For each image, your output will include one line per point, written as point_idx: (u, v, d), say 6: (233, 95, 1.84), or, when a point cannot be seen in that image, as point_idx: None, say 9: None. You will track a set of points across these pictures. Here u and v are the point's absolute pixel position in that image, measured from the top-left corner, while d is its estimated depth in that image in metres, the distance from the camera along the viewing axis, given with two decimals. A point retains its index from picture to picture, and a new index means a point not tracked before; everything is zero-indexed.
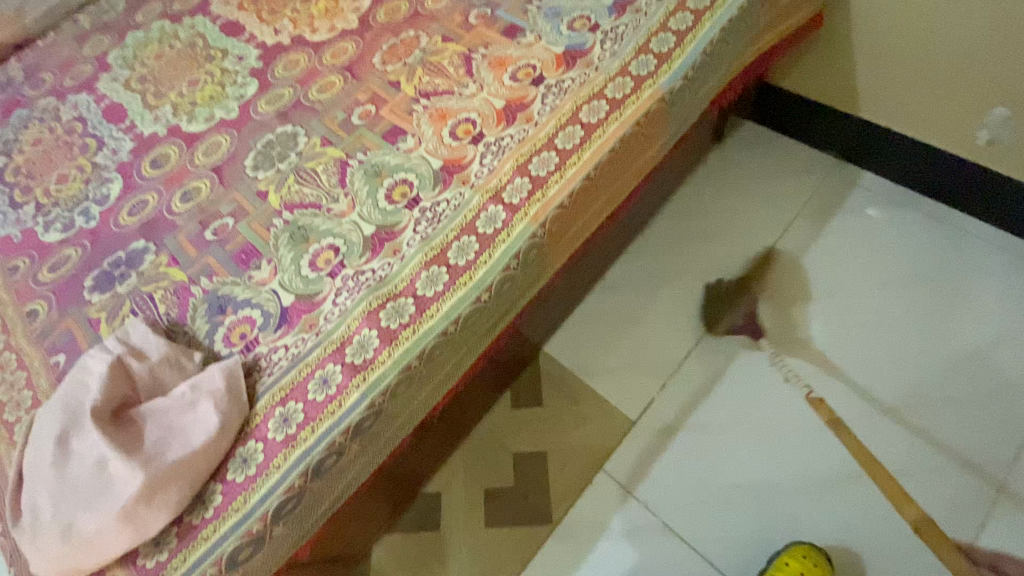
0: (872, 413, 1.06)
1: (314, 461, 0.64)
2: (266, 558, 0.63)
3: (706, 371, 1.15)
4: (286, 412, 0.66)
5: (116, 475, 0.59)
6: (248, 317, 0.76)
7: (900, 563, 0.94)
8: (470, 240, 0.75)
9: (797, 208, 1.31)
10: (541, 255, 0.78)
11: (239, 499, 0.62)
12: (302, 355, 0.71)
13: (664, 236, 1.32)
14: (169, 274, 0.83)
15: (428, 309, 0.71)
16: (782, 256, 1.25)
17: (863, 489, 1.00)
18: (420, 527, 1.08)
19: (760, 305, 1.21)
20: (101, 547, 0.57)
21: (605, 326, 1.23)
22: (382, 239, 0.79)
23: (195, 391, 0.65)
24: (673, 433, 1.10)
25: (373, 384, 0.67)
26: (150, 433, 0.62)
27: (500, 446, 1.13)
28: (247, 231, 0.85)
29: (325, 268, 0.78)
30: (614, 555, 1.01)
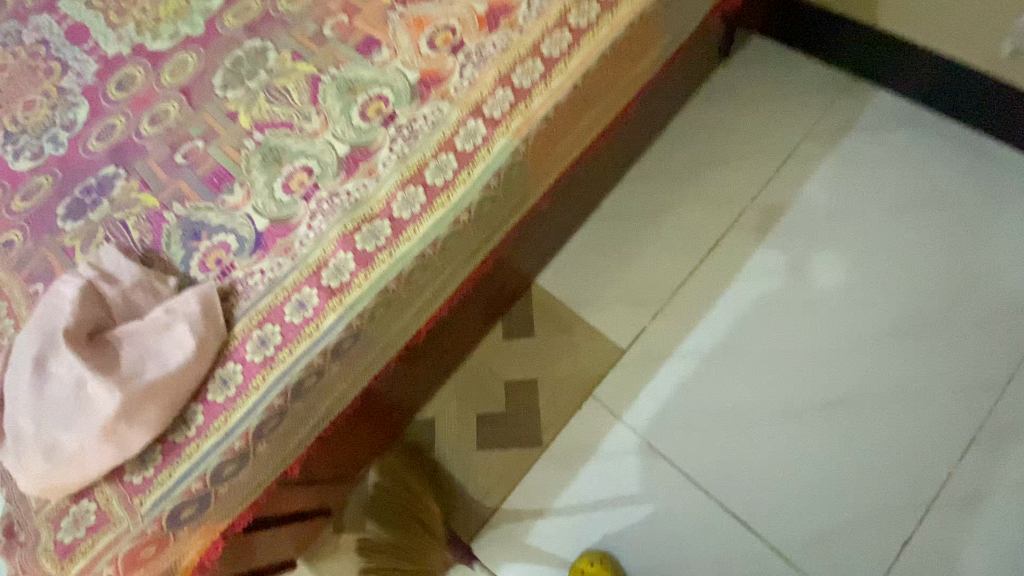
0: (865, 340, 1.05)
1: (292, 382, 0.64)
2: (252, 474, 0.65)
3: (699, 300, 1.13)
4: (263, 335, 0.66)
5: (94, 395, 0.59)
6: (223, 242, 0.74)
7: (883, 482, 0.96)
8: (448, 158, 0.71)
9: (805, 130, 1.24)
10: (524, 173, 0.74)
11: (220, 418, 0.63)
12: (279, 280, 0.69)
13: (663, 162, 1.25)
14: (140, 201, 0.81)
15: (404, 231, 0.68)
16: (785, 182, 1.20)
17: (850, 413, 1.01)
18: (415, 451, 1.12)
19: (760, 233, 1.17)
20: (85, 463, 0.58)
21: (599, 256, 1.20)
22: (357, 158, 0.74)
23: (170, 314, 0.64)
24: (663, 361, 1.10)
25: (349, 307, 0.66)
26: (127, 355, 0.62)
27: (492, 376, 1.14)
28: (217, 153, 0.81)
29: (299, 190, 0.74)
30: (599, 478, 1.04)
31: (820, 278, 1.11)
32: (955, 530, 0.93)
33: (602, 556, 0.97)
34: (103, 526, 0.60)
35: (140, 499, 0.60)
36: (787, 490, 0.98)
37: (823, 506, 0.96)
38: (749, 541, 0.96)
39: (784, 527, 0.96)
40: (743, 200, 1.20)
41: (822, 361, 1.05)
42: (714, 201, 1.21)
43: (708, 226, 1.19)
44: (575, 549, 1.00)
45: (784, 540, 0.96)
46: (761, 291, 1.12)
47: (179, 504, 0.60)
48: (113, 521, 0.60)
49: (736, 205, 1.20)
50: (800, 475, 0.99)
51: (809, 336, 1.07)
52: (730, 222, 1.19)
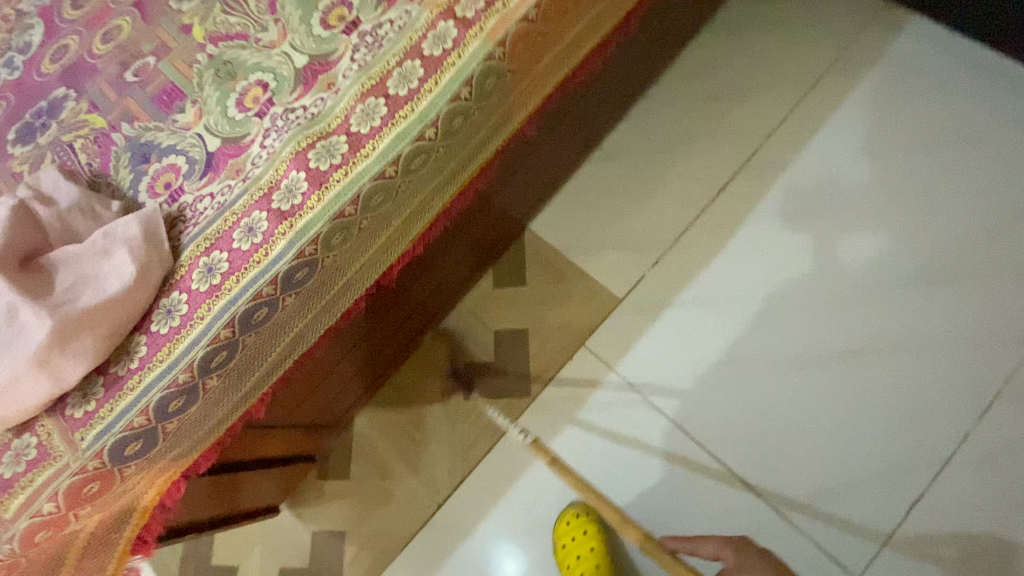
0: (885, 289, 0.97)
1: (240, 312, 0.59)
2: (202, 409, 0.61)
3: (705, 246, 1.05)
4: (210, 262, 0.60)
5: (26, 323, 0.54)
6: (173, 165, 0.67)
7: (894, 439, 0.90)
8: (413, 66, 0.62)
9: (831, 59, 1.11)
10: (501, 85, 0.65)
11: (164, 350, 0.58)
12: (228, 204, 0.62)
13: (673, 96, 1.14)
14: (89, 122, 0.74)
15: (363, 148, 0.61)
16: (806, 117, 1.09)
17: (865, 367, 0.94)
18: (400, 400, 1.07)
19: (774, 173, 1.07)
20: (18, 396, 0.54)
21: (598, 199, 1.11)
22: (316, 71, 0.67)
23: (108, 238, 0.59)
24: (663, 310, 1.03)
25: (301, 232, 0.59)
26: (61, 280, 0.57)
27: (480, 324, 1.08)
28: (169, 70, 0.74)
29: (253, 107, 0.67)
30: (590, 429, 0.99)
31: (838, 222, 1.02)
32: (970, 490, 0.86)
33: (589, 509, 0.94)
34: (43, 461, 0.56)
35: (81, 433, 0.56)
36: (790, 446, 0.92)
37: (828, 464, 0.90)
38: (746, 496, 0.91)
39: (784, 484, 0.91)
40: (758, 137, 1.09)
41: (835, 312, 0.97)
42: (726, 138, 1.10)
43: (718, 166, 1.09)
44: (562, 501, 0.97)
45: (784, 497, 0.90)
46: (772, 236, 1.03)
47: (122, 439, 0.57)
48: (55, 456, 0.56)
49: (750, 142, 1.09)
50: (804, 431, 0.92)
51: (823, 285, 0.99)
52: (742, 162, 1.08)
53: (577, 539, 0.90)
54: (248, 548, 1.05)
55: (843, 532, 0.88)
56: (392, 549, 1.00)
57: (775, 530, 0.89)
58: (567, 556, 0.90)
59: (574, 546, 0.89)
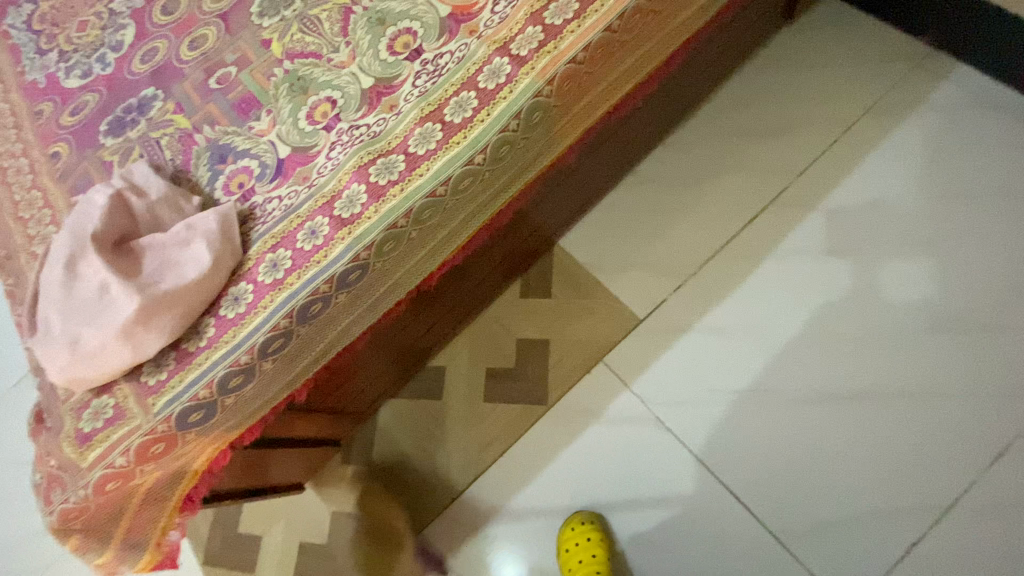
0: (902, 334, 0.99)
1: (299, 305, 0.66)
2: (256, 389, 0.68)
3: (728, 275, 1.09)
4: (275, 258, 0.68)
5: (115, 298, 0.62)
6: (247, 167, 0.75)
7: (898, 481, 0.92)
8: (469, 96, 0.69)
9: (868, 104, 1.14)
10: (548, 119, 0.71)
11: (229, 333, 0.65)
12: (295, 207, 0.70)
13: (710, 128, 1.18)
14: (174, 121, 0.83)
15: (418, 167, 0.67)
16: (838, 159, 1.12)
17: (875, 408, 0.96)
18: (423, 395, 1.14)
19: (803, 211, 1.10)
20: (105, 360, 0.62)
21: (629, 222, 1.15)
22: (380, 92, 0.74)
23: (190, 230, 0.67)
24: (681, 334, 1.07)
25: (358, 238, 0.66)
26: (148, 263, 0.65)
27: (504, 331, 1.14)
28: (249, 80, 0.82)
29: (322, 121, 0.75)
30: (601, 441, 1.03)
31: (859, 263, 1.05)
32: (970, 539, 0.88)
33: (592, 517, 0.98)
34: (119, 420, 0.64)
35: (153, 399, 0.64)
36: (794, 478, 0.95)
37: (830, 497, 0.93)
38: (744, 522, 0.95)
39: (787, 514, 0.94)
40: (789, 174, 1.13)
41: (851, 351, 1.00)
42: (757, 174, 1.14)
43: (748, 199, 1.13)
44: (569, 507, 1.02)
45: (783, 525, 0.93)
46: (794, 272, 1.07)
47: (187, 408, 0.64)
48: (129, 416, 0.64)
49: (780, 178, 1.13)
50: (810, 462, 0.96)
51: (840, 323, 1.02)
52: (772, 197, 1.12)
53: (580, 544, 0.94)
54: (272, 521, 1.13)
55: (839, 566, 0.90)
56: (405, 535, 1.06)
57: (772, 558, 0.92)
58: (568, 558, 0.94)
59: (579, 548, 0.94)
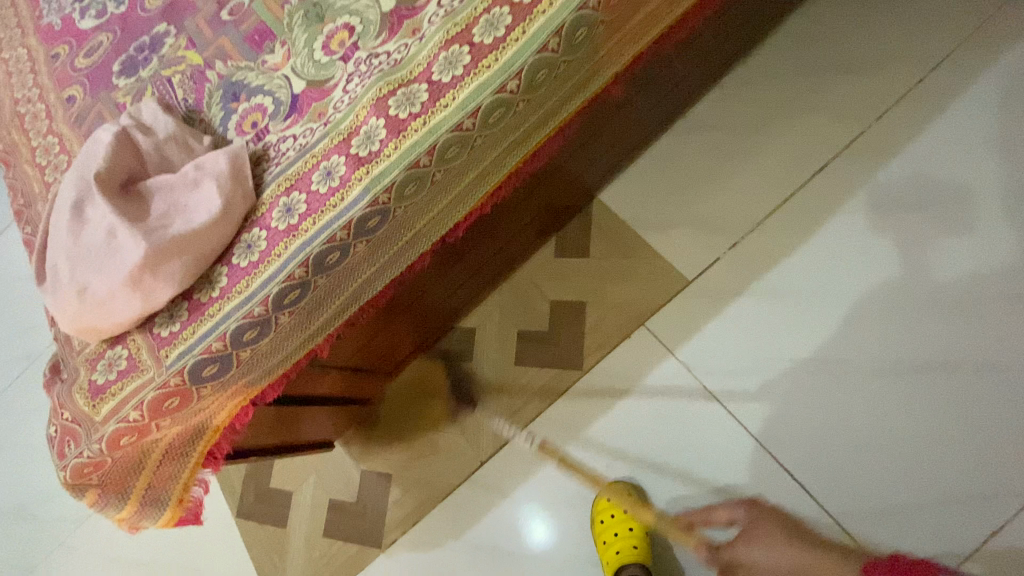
0: (994, 301, 0.87)
1: (314, 253, 0.60)
2: (272, 344, 0.64)
3: (789, 233, 0.97)
4: (289, 202, 0.62)
5: (121, 243, 0.57)
6: (260, 105, 0.69)
7: (979, 464, 0.82)
8: (501, 12, 0.59)
9: (965, 35, 0.98)
10: (592, 39, 0.61)
11: (242, 283, 0.61)
12: (310, 146, 0.63)
13: (775, 65, 1.04)
14: (186, 58, 0.77)
15: (443, 98, 0.59)
16: (926, 100, 0.97)
17: (956, 383, 0.85)
18: (452, 357, 1.09)
19: (880, 161, 0.96)
20: (114, 310, 0.59)
21: (678, 174, 1.04)
22: (402, 15, 0.65)
23: (199, 171, 0.61)
24: (734, 298, 0.97)
25: (376, 179, 0.59)
26: (156, 206, 0.60)
27: (538, 292, 1.07)
28: (262, 10, 0.75)
29: (338, 51, 0.67)
30: (640, 410, 0.96)
31: (945, 219, 0.92)
32: None
33: (631, 488, 0.91)
34: (132, 372, 0.61)
35: (166, 351, 0.61)
36: (857, 456, 0.86)
37: (898, 479, 0.84)
38: (798, 500, 0.87)
39: (847, 496, 0.85)
40: (867, 118, 0.99)
41: (931, 320, 0.88)
42: (828, 117, 1.00)
43: (817, 147, 0.99)
44: (604, 478, 0.96)
45: (843, 508, 0.85)
46: (867, 231, 0.94)
47: (200, 361, 0.60)
48: (142, 369, 0.61)
49: (857, 122, 0.99)
50: (876, 439, 0.86)
51: (919, 288, 0.90)
52: (845, 144, 0.98)
53: (615, 517, 0.89)
54: (301, 479, 1.12)
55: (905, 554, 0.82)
56: (434, 497, 1.03)
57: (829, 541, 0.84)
58: (602, 531, 0.90)
59: (613, 521, 0.89)
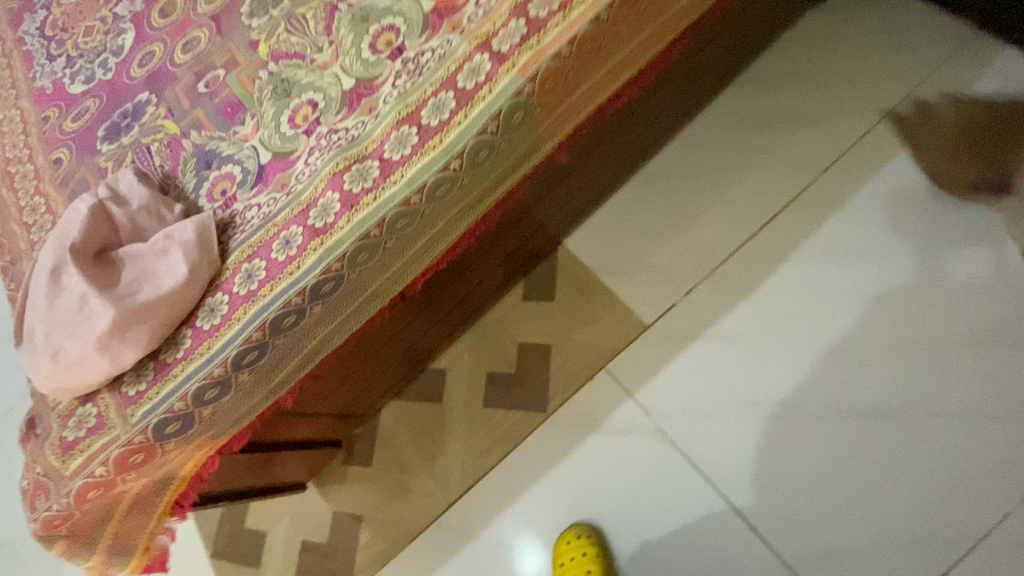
0: (934, 349, 0.92)
1: (270, 318, 0.64)
2: (233, 400, 0.68)
3: (743, 279, 1.02)
4: (250, 268, 0.66)
5: (92, 309, 0.62)
6: (229, 173, 0.74)
7: (920, 507, 0.86)
8: (447, 97, 0.65)
9: (904, 93, 1.05)
10: (531, 120, 0.67)
11: (204, 344, 0.65)
12: (272, 215, 0.68)
13: (729, 119, 1.10)
14: (164, 127, 0.82)
15: (392, 174, 0.65)
16: (868, 153, 1.03)
17: (898, 426, 0.90)
18: (424, 398, 1.12)
19: (827, 211, 1.02)
20: (84, 371, 0.63)
21: (639, 221, 1.09)
22: (360, 94, 0.71)
23: (168, 240, 0.66)
24: (691, 342, 1.01)
25: (329, 250, 0.64)
26: (126, 274, 0.64)
27: (506, 334, 1.11)
28: (235, 84, 0.81)
29: (303, 125, 0.73)
30: (602, 452, 0.99)
31: (888, 268, 0.97)
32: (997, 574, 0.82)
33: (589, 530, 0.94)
34: (100, 429, 0.64)
35: (132, 410, 0.64)
36: (807, 497, 0.90)
37: (845, 522, 0.87)
38: (754, 543, 0.90)
39: (797, 538, 0.88)
40: (814, 170, 1.04)
41: (878, 366, 0.93)
42: (778, 168, 1.06)
43: (769, 196, 1.05)
44: (567, 520, 0.98)
45: (794, 550, 0.88)
46: (815, 278, 0.99)
47: (162, 420, 0.64)
48: (109, 426, 0.64)
49: (806, 174, 1.04)
50: (825, 482, 0.90)
51: (864, 334, 0.95)
52: (794, 194, 1.04)
53: (574, 559, 0.91)
54: (275, 519, 1.14)
55: None
56: (403, 538, 1.06)
57: None
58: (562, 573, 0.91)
59: (573, 563, 0.90)
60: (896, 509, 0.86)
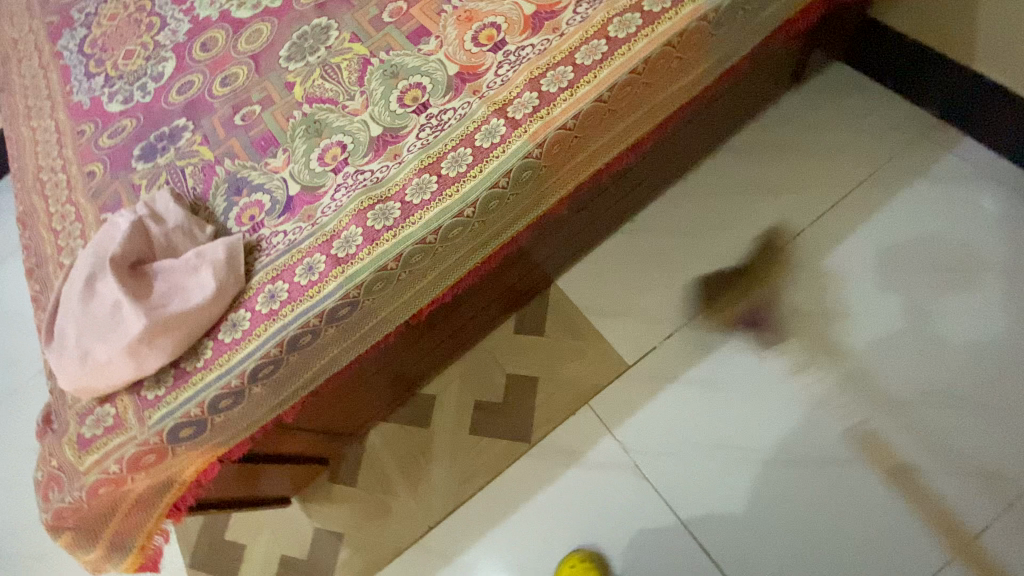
0: (887, 404, 1.00)
1: (288, 336, 0.71)
2: (244, 411, 0.73)
3: (718, 328, 1.10)
4: (273, 290, 0.73)
5: (124, 317, 0.67)
6: (259, 201, 0.81)
7: (870, 552, 0.92)
8: (465, 152, 0.74)
9: (869, 172, 1.17)
10: (537, 177, 0.76)
11: (224, 356, 0.70)
12: (297, 242, 0.75)
13: (713, 183, 1.22)
14: (199, 152, 0.90)
15: (412, 216, 0.73)
16: (835, 223, 1.14)
17: (852, 474, 0.97)
18: (413, 422, 1.17)
19: (796, 272, 1.12)
20: (110, 373, 0.68)
21: (627, 268, 1.18)
22: (386, 141, 0.79)
23: (199, 258, 0.72)
24: (668, 384, 1.08)
25: (349, 278, 0.71)
26: (158, 286, 0.70)
27: (496, 365, 1.17)
28: (270, 120, 0.89)
29: (331, 163, 0.80)
30: (579, 483, 1.05)
31: (850, 328, 1.06)
32: None
33: (591, 556, 0.98)
34: (117, 429, 0.69)
35: (150, 413, 0.69)
36: (766, 537, 0.96)
37: (801, 563, 0.93)
38: None
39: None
40: (786, 234, 1.15)
41: (836, 418, 1.01)
42: (754, 229, 1.17)
43: (744, 254, 1.15)
44: (541, 548, 1.03)
45: None
46: (783, 333, 1.08)
47: (178, 425, 0.69)
48: (126, 426, 0.69)
49: (778, 237, 1.15)
50: (783, 523, 0.96)
51: (826, 387, 1.03)
52: (767, 254, 1.14)
53: None
54: (256, 533, 1.15)
55: None
56: (381, 558, 1.08)
57: None
58: None
59: None
60: (846, 552, 0.93)
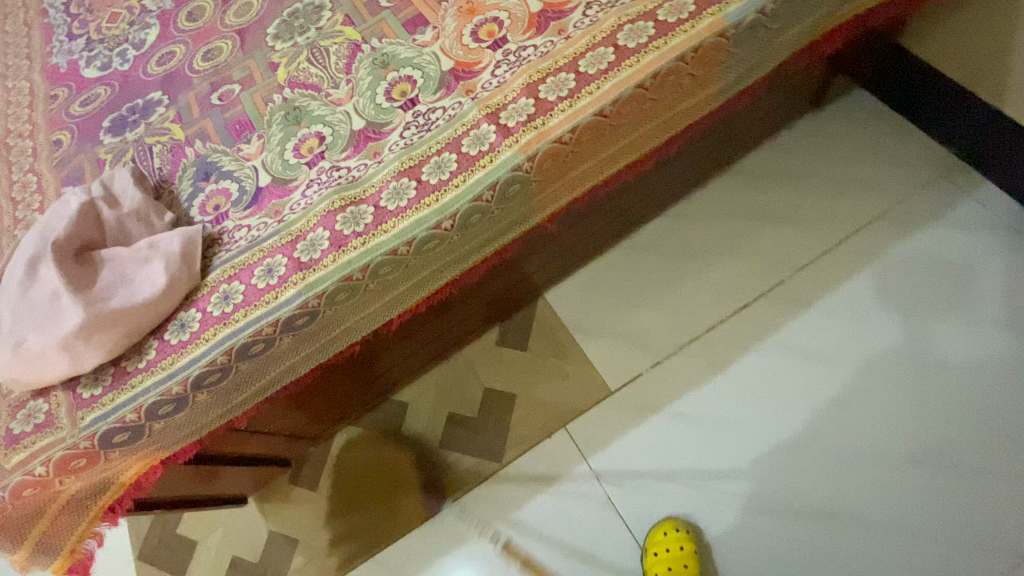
0: (879, 458, 0.94)
1: (239, 343, 0.65)
2: (188, 416, 0.68)
3: (709, 360, 1.05)
4: (228, 290, 0.67)
5: (62, 308, 0.61)
6: (225, 190, 0.75)
7: None
8: (449, 158, 0.68)
9: (884, 208, 1.11)
10: (525, 191, 0.70)
11: (168, 358, 0.65)
12: (260, 240, 0.69)
13: (717, 206, 1.15)
14: (170, 130, 0.83)
15: (384, 223, 0.67)
16: (842, 259, 1.08)
17: (835, 529, 0.92)
18: (381, 429, 1.12)
19: (797, 308, 1.06)
20: (42, 368, 0.62)
21: (619, 288, 1.12)
22: (368, 137, 0.73)
23: (152, 249, 0.66)
24: (650, 414, 1.03)
25: (310, 285, 0.66)
26: (104, 276, 0.64)
27: (474, 377, 1.12)
28: (248, 101, 0.82)
29: (306, 156, 0.74)
30: (548, 510, 1.00)
31: (848, 373, 1.00)
32: None
33: (678, 522, 0.93)
34: (47, 428, 0.64)
35: (83, 413, 0.64)
36: None
37: None
38: None
39: None
40: (790, 267, 1.09)
41: (824, 468, 0.95)
42: (757, 258, 1.11)
43: (744, 284, 1.09)
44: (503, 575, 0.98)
45: None
46: (776, 371, 1.02)
47: (112, 428, 0.64)
48: (57, 426, 0.64)
49: (781, 269, 1.09)
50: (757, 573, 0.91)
51: (816, 434, 0.97)
52: (768, 286, 1.08)
53: (670, 551, 0.89)
54: (209, 530, 1.11)
55: None
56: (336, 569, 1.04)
57: None
58: (654, 563, 0.90)
59: (666, 555, 0.89)
60: None
